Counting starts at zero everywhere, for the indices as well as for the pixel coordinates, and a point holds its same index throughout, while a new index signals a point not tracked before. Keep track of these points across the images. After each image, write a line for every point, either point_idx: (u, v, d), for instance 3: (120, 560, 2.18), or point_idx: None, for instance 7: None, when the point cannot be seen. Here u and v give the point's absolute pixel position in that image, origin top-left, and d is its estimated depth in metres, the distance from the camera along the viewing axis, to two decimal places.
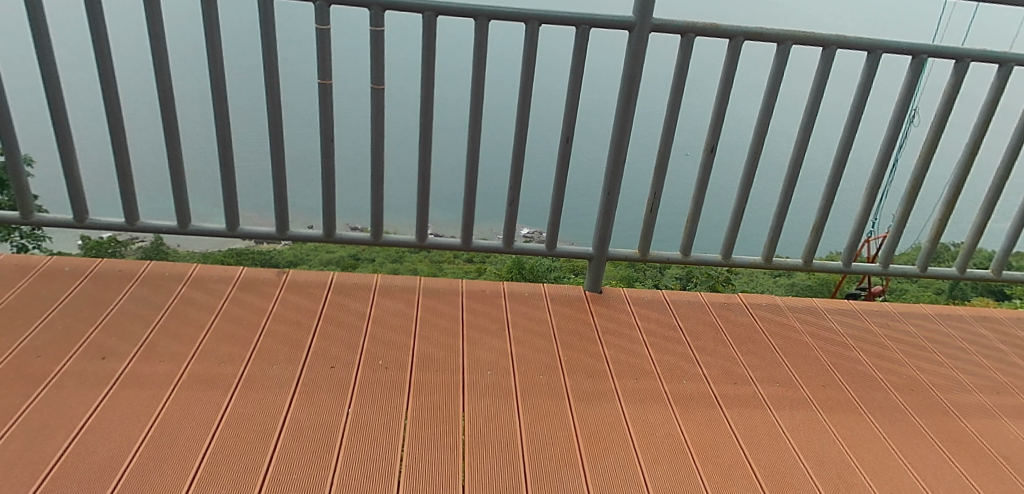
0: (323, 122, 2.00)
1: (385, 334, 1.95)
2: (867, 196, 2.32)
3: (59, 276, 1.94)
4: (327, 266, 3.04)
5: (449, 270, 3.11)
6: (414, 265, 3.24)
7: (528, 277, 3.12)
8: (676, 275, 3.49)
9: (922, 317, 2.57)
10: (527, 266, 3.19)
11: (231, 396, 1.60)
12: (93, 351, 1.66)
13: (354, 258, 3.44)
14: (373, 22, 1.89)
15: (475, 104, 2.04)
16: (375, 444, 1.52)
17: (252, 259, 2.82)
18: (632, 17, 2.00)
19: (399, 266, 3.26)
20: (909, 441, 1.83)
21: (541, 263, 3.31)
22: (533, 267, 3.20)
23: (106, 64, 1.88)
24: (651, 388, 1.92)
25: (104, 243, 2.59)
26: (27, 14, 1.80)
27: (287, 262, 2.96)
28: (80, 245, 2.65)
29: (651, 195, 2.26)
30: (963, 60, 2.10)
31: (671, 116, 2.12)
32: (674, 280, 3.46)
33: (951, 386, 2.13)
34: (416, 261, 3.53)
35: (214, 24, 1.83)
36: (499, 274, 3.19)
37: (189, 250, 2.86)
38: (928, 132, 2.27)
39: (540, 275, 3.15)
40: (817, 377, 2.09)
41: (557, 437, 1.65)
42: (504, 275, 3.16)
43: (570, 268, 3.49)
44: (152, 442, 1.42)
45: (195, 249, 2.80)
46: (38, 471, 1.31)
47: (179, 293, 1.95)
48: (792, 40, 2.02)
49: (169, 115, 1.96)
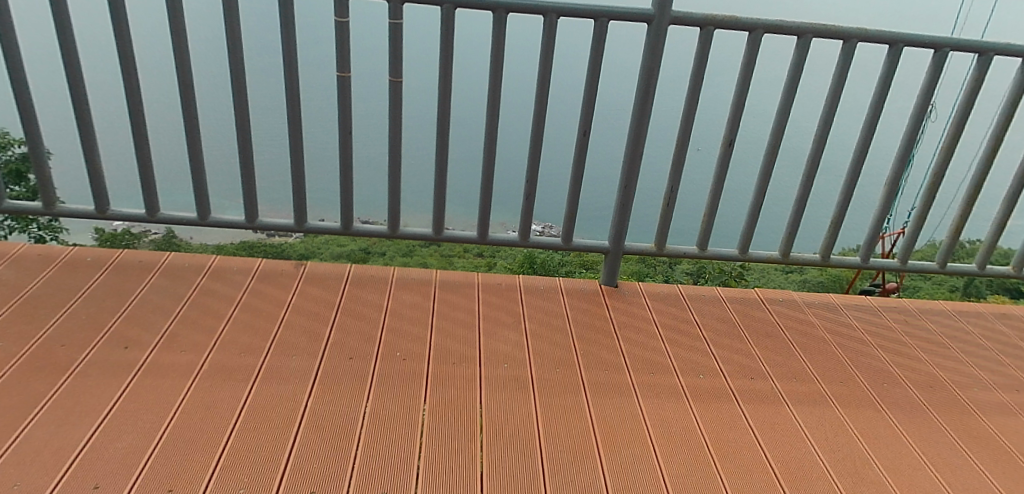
0: (342, 114, 2.00)
1: (403, 326, 1.96)
2: (886, 191, 2.29)
3: (81, 266, 1.96)
4: (339, 258, 3.05)
5: (462, 264, 3.11)
6: (425, 259, 3.24)
7: (541, 271, 3.11)
8: (688, 270, 3.47)
9: (940, 314, 2.54)
10: (539, 260, 3.19)
11: (251, 386, 1.61)
12: (115, 341, 1.67)
13: (366, 251, 3.45)
14: (392, 14, 1.89)
15: (493, 98, 2.04)
16: (394, 436, 1.53)
17: (266, 252, 2.83)
18: (651, 10, 1.98)
19: (410, 259, 3.27)
20: (927, 438, 1.82)
21: (553, 257, 3.30)
22: (544, 261, 3.20)
23: (128, 56, 1.89)
24: (668, 383, 1.92)
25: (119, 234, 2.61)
26: (51, 7, 1.81)
27: (301, 256, 2.97)
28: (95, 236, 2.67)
29: (669, 189, 2.25)
30: (986, 54, 2.07)
31: (689, 110, 2.11)
32: (687, 275, 3.45)
33: (971, 383, 2.11)
34: (427, 255, 3.54)
35: (235, 17, 1.84)
36: (511, 268, 3.19)
37: (202, 243, 2.87)
38: (950, 127, 2.24)
39: (552, 269, 3.15)
40: (835, 374, 2.08)
41: (574, 431, 1.65)
42: (516, 269, 3.16)
43: (581, 263, 3.48)
44: (175, 430, 1.44)
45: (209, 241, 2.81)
46: (64, 458, 1.33)
47: (199, 284, 1.96)
48: (813, 33, 2.01)
49: (189, 108, 1.96)
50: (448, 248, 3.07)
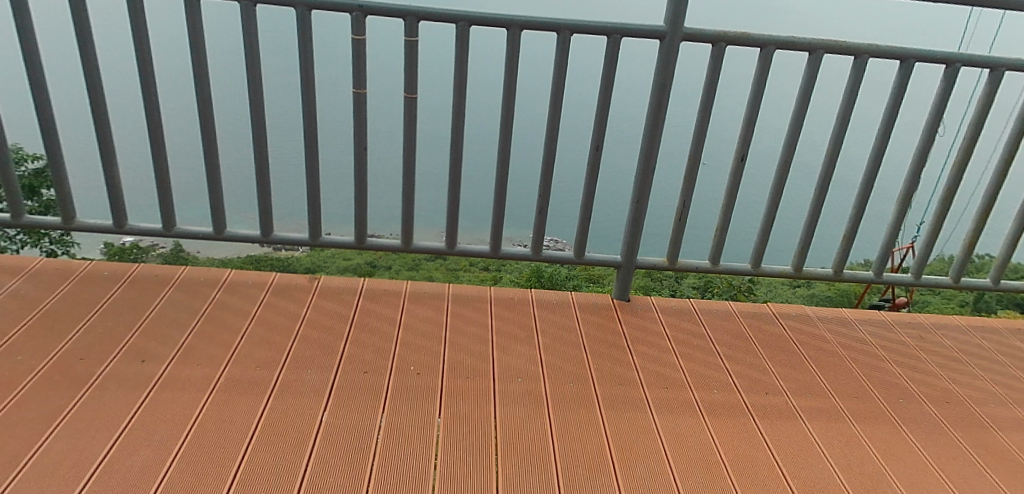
0: (357, 129, 2.02)
1: (415, 340, 1.96)
2: (899, 205, 2.29)
3: (99, 281, 1.97)
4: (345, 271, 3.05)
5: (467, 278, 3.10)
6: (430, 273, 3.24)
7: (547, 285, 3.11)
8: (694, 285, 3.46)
9: (954, 329, 2.53)
10: (546, 274, 3.18)
11: (266, 399, 1.61)
12: (132, 354, 1.68)
13: (371, 265, 3.45)
14: (408, 32, 1.91)
15: (506, 113, 2.05)
16: (409, 450, 1.53)
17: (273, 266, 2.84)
18: (664, 26, 2.00)
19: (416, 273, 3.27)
20: (944, 454, 1.80)
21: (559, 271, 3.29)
22: (551, 275, 3.19)
23: (148, 73, 1.91)
24: (682, 397, 1.91)
25: (126, 249, 2.63)
26: (74, 25, 1.84)
27: (310, 270, 2.99)
28: (103, 252, 2.70)
29: (681, 204, 2.25)
30: (998, 69, 2.08)
31: (702, 125, 2.12)
32: (693, 289, 3.44)
33: (986, 398, 2.09)
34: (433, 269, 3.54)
35: (254, 33, 1.86)
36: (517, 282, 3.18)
37: (208, 256, 2.89)
38: (962, 142, 2.23)
39: (559, 283, 3.15)
40: (849, 389, 2.07)
41: (589, 446, 1.64)
42: (523, 283, 3.15)
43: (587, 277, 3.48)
44: (192, 443, 1.44)
45: (216, 255, 2.83)
46: (84, 470, 1.33)
47: (214, 298, 1.97)
48: (824, 48, 2.02)
49: (207, 123, 1.98)
50: (456, 262, 3.07)
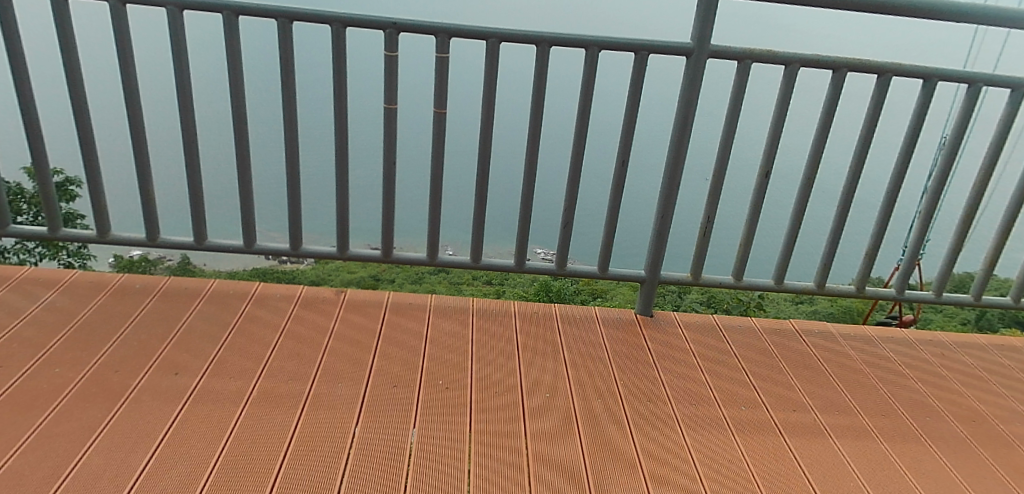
0: (387, 144, 2.03)
1: (444, 355, 1.96)
2: (921, 222, 2.30)
3: (132, 293, 1.98)
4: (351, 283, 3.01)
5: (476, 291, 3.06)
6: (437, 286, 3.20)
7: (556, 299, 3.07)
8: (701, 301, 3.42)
9: (975, 348, 2.52)
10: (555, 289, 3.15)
11: (299, 413, 1.61)
12: (165, 367, 1.68)
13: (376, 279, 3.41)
14: (439, 48, 1.93)
15: (534, 128, 2.07)
16: (443, 465, 1.52)
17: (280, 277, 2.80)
18: (690, 44, 2.02)
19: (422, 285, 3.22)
20: (974, 473, 1.79)
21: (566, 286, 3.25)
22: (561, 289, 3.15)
23: (186, 87, 1.93)
24: (711, 414, 1.90)
25: (135, 261, 2.68)
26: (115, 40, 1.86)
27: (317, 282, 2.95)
28: (110, 264, 2.73)
29: (705, 219, 2.26)
30: (1020, 89, 2.10)
31: (726, 141, 2.15)
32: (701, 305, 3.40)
33: (1012, 417, 2.09)
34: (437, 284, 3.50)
35: (290, 48, 1.89)
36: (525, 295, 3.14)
37: (215, 270, 2.85)
38: (984, 160, 2.24)
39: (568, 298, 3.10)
40: (875, 406, 2.06)
41: (620, 463, 1.64)
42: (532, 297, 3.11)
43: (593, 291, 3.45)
44: (229, 457, 1.43)
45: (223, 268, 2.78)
46: (123, 483, 1.32)
47: (244, 311, 1.98)
48: (848, 67, 2.03)
49: (241, 137, 1.99)
50: (469, 273, 3.06)
